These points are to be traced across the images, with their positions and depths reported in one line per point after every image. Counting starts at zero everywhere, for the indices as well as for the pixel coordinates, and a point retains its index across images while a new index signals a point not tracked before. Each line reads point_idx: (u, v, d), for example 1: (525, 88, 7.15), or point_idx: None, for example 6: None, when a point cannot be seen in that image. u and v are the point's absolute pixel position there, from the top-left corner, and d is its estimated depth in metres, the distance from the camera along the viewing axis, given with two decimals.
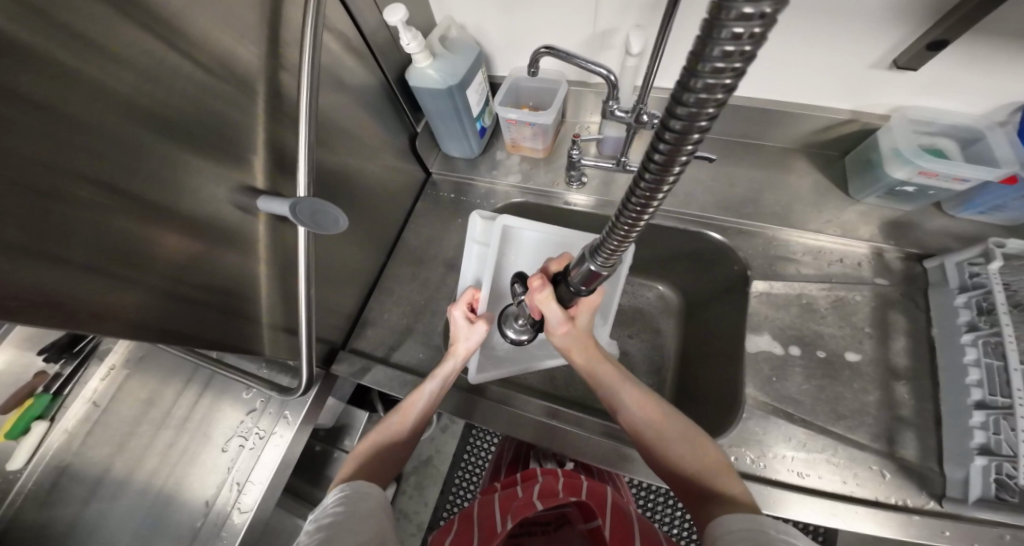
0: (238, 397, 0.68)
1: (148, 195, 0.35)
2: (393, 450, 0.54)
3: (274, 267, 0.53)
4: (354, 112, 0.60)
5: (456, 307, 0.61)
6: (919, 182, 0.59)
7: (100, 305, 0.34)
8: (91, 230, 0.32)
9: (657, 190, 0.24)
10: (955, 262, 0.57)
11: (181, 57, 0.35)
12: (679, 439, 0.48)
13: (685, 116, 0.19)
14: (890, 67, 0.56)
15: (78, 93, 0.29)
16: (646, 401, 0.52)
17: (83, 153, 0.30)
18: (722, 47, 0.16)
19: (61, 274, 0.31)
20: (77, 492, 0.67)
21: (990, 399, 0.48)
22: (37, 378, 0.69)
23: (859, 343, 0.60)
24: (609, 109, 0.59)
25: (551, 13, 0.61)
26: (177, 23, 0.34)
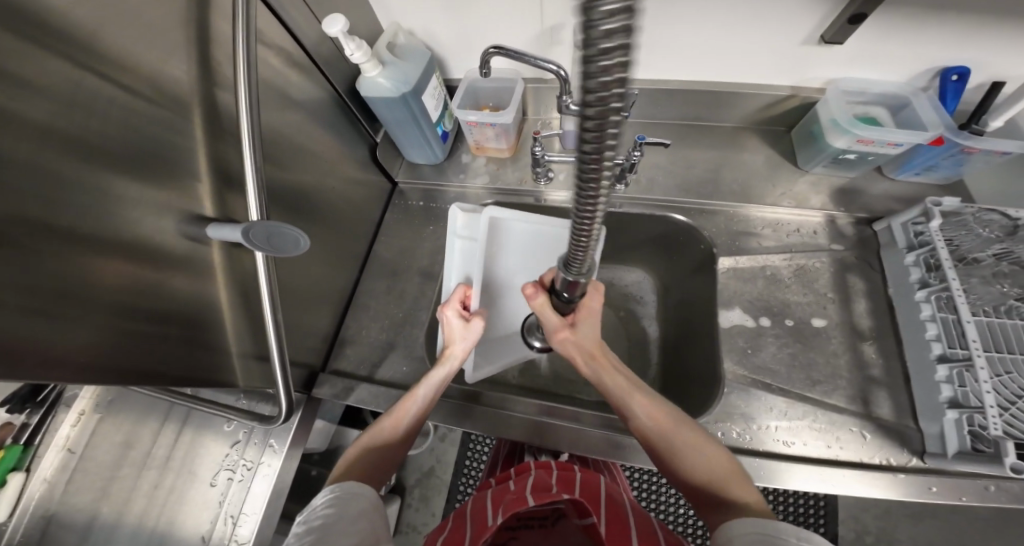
0: (219, 430, 0.66)
1: (81, 230, 0.34)
2: (387, 454, 0.52)
3: (237, 293, 0.52)
4: (306, 128, 0.59)
5: (449, 308, 0.63)
6: (858, 149, 0.62)
7: (41, 350, 0.32)
8: (21, 271, 0.31)
9: (598, 178, 0.25)
10: (899, 223, 0.60)
11: (102, 81, 0.34)
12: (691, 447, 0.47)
13: (597, 102, 0.20)
14: (820, 42, 0.58)
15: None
16: (653, 400, 0.51)
17: (6, 191, 0.29)
18: (602, 28, 0.18)
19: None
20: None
21: (951, 352, 0.50)
22: (3, 430, 0.68)
23: (824, 308, 0.62)
24: (564, 104, 0.59)
25: (494, 12, 0.62)
26: (92, 47, 0.33)
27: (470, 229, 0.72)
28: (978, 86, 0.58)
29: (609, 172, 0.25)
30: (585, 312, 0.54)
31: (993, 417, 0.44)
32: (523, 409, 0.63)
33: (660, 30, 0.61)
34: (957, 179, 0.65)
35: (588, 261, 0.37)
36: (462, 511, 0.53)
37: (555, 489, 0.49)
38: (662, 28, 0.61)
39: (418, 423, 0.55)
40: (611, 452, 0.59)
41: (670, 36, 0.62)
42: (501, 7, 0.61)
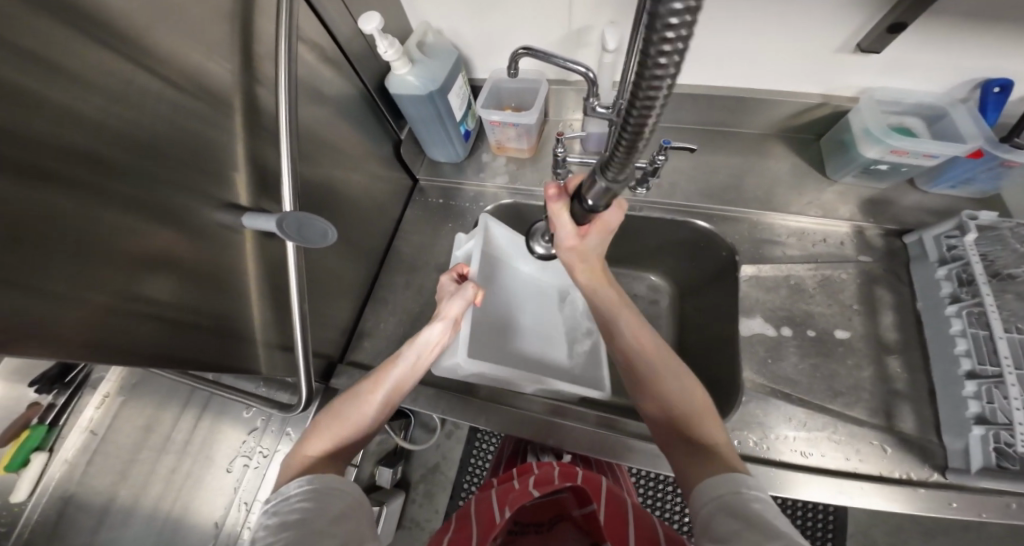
0: (238, 417, 0.68)
1: (126, 219, 0.35)
2: (360, 427, 0.51)
3: (264, 283, 0.53)
4: (334, 124, 0.60)
5: (445, 276, 0.64)
6: (891, 160, 0.61)
7: (85, 332, 0.34)
8: (71, 257, 0.32)
9: (640, 136, 0.29)
10: (932, 236, 0.59)
11: (150, 76, 0.35)
12: (676, 380, 0.47)
13: (649, 81, 0.24)
14: (854, 50, 0.57)
15: (46, 121, 0.29)
16: (642, 336, 0.51)
17: (57, 179, 0.30)
18: (662, 31, 0.21)
19: (47, 304, 0.31)
20: (84, 522, 0.66)
21: (980, 369, 0.49)
22: (31, 410, 0.71)
23: (849, 320, 0.61)
24: (590, 106, 0.59)
25: (524, 13, 0.62)
26: (140, 42, 0.34)
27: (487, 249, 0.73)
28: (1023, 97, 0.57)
29: (652, 129, 0.28)
30: (597, 226, 0.50)
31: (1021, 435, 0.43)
32: (537, 409, 0.63)
33: (692, 34, 0.61)
34: (993, 193, 0.64)
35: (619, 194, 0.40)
36: (466, 511, 0.53)
37: (558, 480, 0.50)
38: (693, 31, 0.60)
39: (396, 396, 0.54)
40: (624, 455, 0.59)
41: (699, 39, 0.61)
42: (532, 9, 0.61)
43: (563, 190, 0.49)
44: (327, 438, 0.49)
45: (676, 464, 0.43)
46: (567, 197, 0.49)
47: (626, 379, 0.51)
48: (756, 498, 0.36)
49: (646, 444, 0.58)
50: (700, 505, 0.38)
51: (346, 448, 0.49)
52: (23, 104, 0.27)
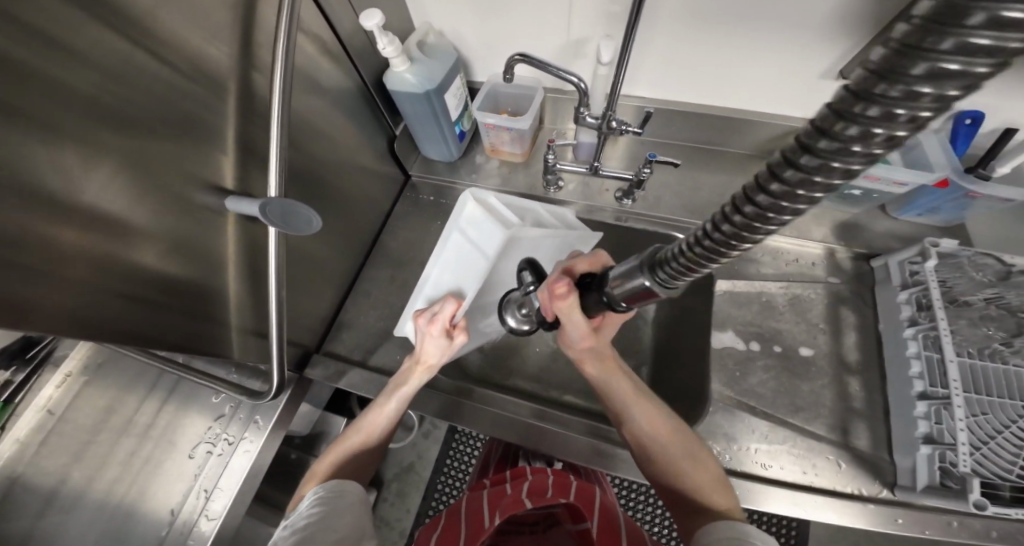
0: (206, 403, 0.66)
1: (109, 195, 0.35)
2: (359, 466, 0.53)
3: (245, 266, 0.53)
4: (330, 114, 0.60)
5: (433, 324, 0.55)
6: (864, 185, 0.64)
7: (58, 309, 0.33)
8: (48, 232, 0.31)
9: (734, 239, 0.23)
10: (897, 261, 0.62)
11: (147, 53, 0.35)
12: (689, 460, 0.48)
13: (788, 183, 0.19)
14: (837, 77, 0.60)
15: (37, 93, 0.29)
16: (653, 414, 0.52)
17: (46, 150, 0.30)
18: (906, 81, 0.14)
19: (22, 278, 0.30)
20: (27, 507, 0.63)
21: (931, 390, 0.52)
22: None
23: (815, 338, 0.64)
24: (580, 115, 0.61)
25: (525, 21, 0.64)
26: (140, 19, 0.34)
27: (481, 238, 0.65)
28: (991, 131, 0.61)
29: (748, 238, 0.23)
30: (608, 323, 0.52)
31: (962, 454, 0.46)
32: (514, 409, 0.64)
33: (686, 55, 0.63)
34: (956, 223, 0.67)
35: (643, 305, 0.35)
36: (455, 510, 0.57)
37: (550, 492, 0.53)
38: (686, 51, 0.63)
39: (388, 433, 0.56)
40: (595, 458, 0.60)
41: (690, 60, 0.64)
42: (534, 18, 0.63)
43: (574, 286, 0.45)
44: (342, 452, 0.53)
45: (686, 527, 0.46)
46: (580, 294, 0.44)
47: (637, 453, 0.52)
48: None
49: (628, 455, 0.59)
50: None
51: (359, 461, 0.53)
52: (13, 73, 0.28)
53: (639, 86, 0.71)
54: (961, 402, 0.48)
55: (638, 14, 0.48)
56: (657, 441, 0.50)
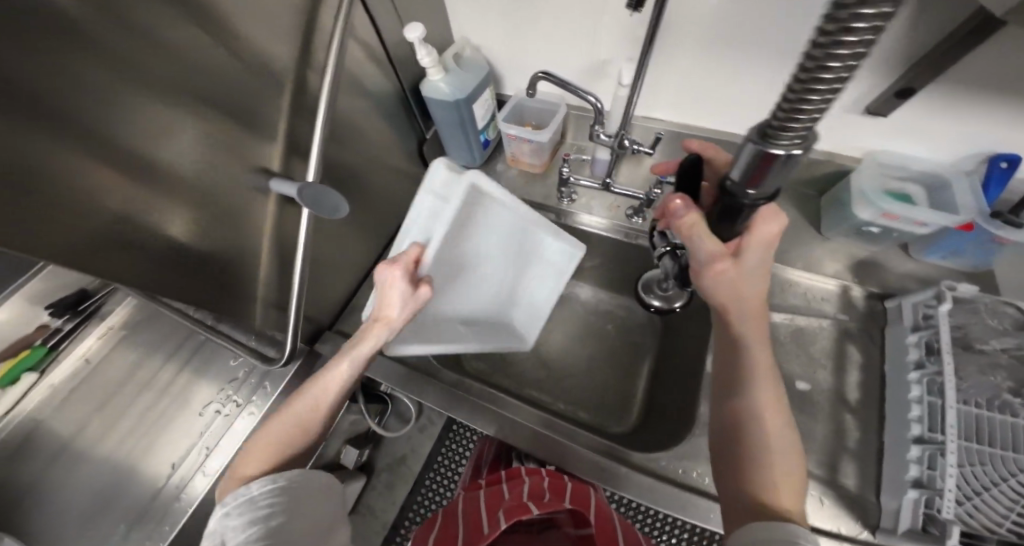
0: (224, 365, 0.72)
1: (167, 172, 0.40)
2: (306, 433, 0.50)
3: (276, 243, 0.58)
4: (370, 114, 0.66)
5: (398, 268, 0.54)
6: (883, 223, 0.64)
7: (112, 266, 0.37)
8: (117, 196, 0.36)
9: (783, 134, 0.28)
10: (911, 303, 0.61)
11: (221, 49, 0.41)
12: (786, 457, 0.45)
13: (801, 87, 0.24)
14: (863, 111, 0.61)
15: (130, 75, 0.34)
16: (768, 388, 0.48)
17: (129, 129, 0.35)
18: (839, 27, 0.20)
19: (90, 234, 0.34)
20: (45, 449, 0.68)
21: (928, 435, 0.51)
22: (37, 331, 0.73)
23: (815, 373, 0.64)
24: (594, 132, 0.64)
25: (556, 41, 0.68)
26: (220, 20, 0.40)
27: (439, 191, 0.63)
28: None
29: (804, 131, 0.27)
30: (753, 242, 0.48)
31: (947, 500, 0.45)
32: (519, 414, 0.66)
33: (708, 84, 0.66)
34: (983, 268, 0.65)
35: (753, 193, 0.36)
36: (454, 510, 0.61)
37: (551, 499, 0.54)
38: (709, 79, 0.65)
39: (343, 397, 0.52)
40: (579, 465, 0.62)
41: (711, 87, 0.67)
42: (564, 39, 0.67)
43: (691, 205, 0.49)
44: (289, 424, 0.49)
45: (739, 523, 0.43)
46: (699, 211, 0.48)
47: (728, 432, 0.49)
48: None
49: (630, 472, 0.61)
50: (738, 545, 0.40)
51: (302, 433, 0.49)
52: (113, 63, 0.33)
53: (660, 108, 0.74)
54: (955, 449, 0.47)
55: (654, 38, 0.51)
56: (752, 427, 0.47)
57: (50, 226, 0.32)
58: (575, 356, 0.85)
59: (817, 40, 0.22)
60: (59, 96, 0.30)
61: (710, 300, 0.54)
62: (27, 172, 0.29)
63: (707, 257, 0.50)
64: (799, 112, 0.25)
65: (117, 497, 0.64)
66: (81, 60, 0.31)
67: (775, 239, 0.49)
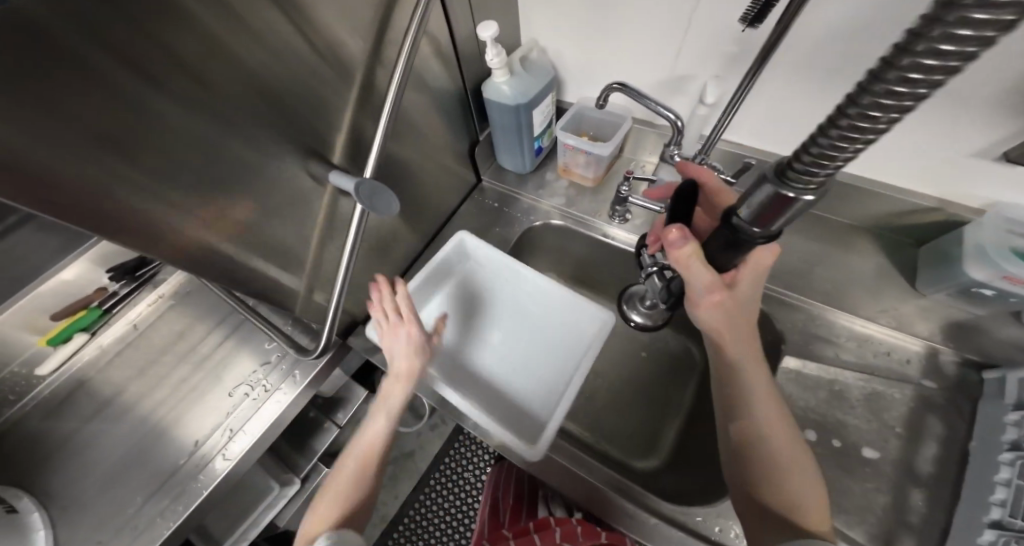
0: (259, 346, 0.71)
1: (244, 156, 0.40)
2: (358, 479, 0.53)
3: (325, 238, 0.56)
4: (430, 112, 0.63)
5: (410, 326, 0.58)
6: (999, 286, 0.56)
7: (178, 240, 0.37)
8: (195, 174, 0.36)
9: (823, 163, 0.26)
10: (1016, 378, 0.54)
11: (300, 35, 0.39)
12: (808, 480, 0.45)
13: (854, 115, 0.23)
14: (997, 159, 0.54)
15: (222, 61, 0.34)
16: (774, 417, 0.47)
17: (217, 110, 0.35)
18: (929, 48, 0.19)
19: (163, 206, 0.35)
20: (82, 409, 0.66)
21: (1008, 522, 0.46)
22: (96, 293, 0.69)
23: (884, 442, 0.58)
24: (668, 152, 0.59)
25: (633, 50, 0.63)
26: (305, 7, 0.38)
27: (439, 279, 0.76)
28: None
29: (842, 161, 0.26)
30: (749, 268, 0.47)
31: None
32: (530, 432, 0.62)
33: (801, 112, 0.61)
34: None
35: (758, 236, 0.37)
36: None
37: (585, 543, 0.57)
38: (802, 106, 0.60)
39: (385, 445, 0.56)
40: (598, 499, 0.58)
41: (801, 113, 0.61)
42: (644, 53, 0.62)
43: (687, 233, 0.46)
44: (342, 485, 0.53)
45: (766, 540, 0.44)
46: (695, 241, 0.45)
47: (740, 465, 0.48)
48: None
49: (655, 520, 0.56)
50: None
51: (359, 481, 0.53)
52: (210, 43, 0.33)
53: (739, 132, 0.69)
54: None
55: (765, 59, 0.45)
56: (776, 457, 0.46)
57: (126, 196, 0.32)
58: (608, 383, 0.80)
59: (868, 83, 0.22)
60: (157, 77, 0.30)
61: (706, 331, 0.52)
62: (112, 144, 0.30)
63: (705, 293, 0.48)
64: (845, 141, 0.24)
65: (144, 465, 0.62)
66: (178, 34, 0.30)
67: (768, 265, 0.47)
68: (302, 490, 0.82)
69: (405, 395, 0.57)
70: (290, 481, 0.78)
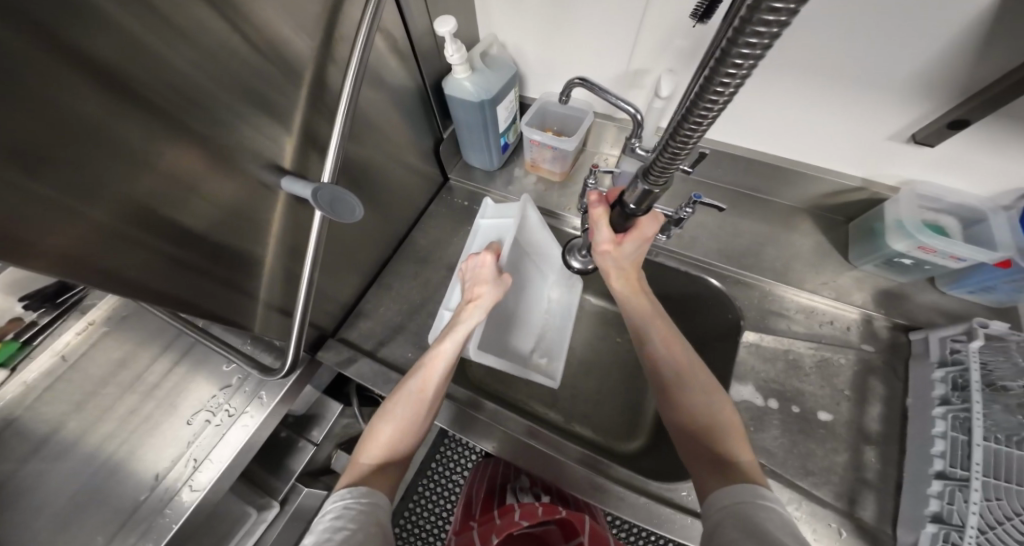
0: (217, 369, 0.66)
1: (179, 163, 0.37)
2: (408, 422, 0.52)
3: (285, 242, 0.54)
4: (389, 111, 0.62)
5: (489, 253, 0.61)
6: (915, 255, 0.62)
7: (110, 261, 0.35)
8: (123, 189, 0.34)
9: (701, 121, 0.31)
10: (939, 337, 0.61)
11: (239, 36, 0.38)
12: (704, 407, 0.51)
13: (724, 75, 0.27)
14: (908, 140, 0.60)
15: (141, 63, 0.32)
16: (672, 342, 0.57)
17: (141, 117, 0.33)
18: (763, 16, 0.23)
19: (89, 224, 0.32)
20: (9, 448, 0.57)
21: (950, 471, 0.51)
22: (9, 324, 0.61)
23: (837, 404, 0.63)
24: (631, 145, 0.60)
25: (587, 48, 0.65)
26: (240, 6, 0.37)
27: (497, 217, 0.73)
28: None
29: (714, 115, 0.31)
30: (634, 235, 0.56)
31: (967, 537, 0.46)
32: (511, 426, 0.63)
33: (744, 101, 0.65)
34: (1011, 305, 0.64)
35: (656, 200, 0.46)
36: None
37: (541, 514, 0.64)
38: (746, 98, 0.64)
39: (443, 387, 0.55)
40: (561, 474, 0.60)
41: (747, 102, 0.65)
42: (597, 47, 0.64)
43: (605, 203, 0.57)
44: (403, 413, 0.53)
45: (699, 475, 0.47)
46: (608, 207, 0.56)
47: (663, 401, 0.55)
48: (775, 506, 0.41)
49: (622, 491, 0.58)
50: (709, 513, 0.44)
51: (413, 413, 0.53)
52: (124, 43, 0.31)
53: None
54: (979, 485, 0.47)
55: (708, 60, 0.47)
56: (680, 385, 0.54)
57: (41, 214, 0.29)
58: (581, 371, 0.83)
59: (739, 27, 0.24)
60: (62, 79, 0.28)
61: (609, 280, 0.61)
62: (15, 158, 0.27)
63: (605, 248, 0.58)
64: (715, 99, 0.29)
65: (96, 511, 0.56)
66: (86, 34, 0.28)
67: (650, 235, 0.58)
68: (285, 511, 0.77)
69: (479, 320, 0.58)
70: (268, 504, 0.75)
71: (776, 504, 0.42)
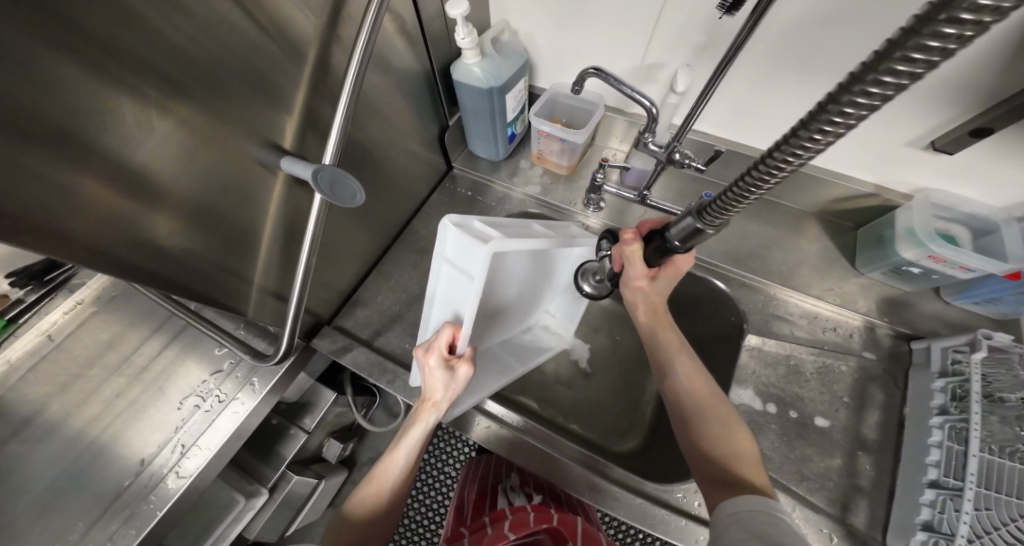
0: (208, 353, 0.64)
1: (175, 136, 0.35)
2: (370, 521, 0.52)
3: (281, 226, 0.53)
4: (395, 95, 0.60)
5: (431, 355, 0.50)
6: (925, 264, 0.62)
7: (96, 235, 0.33)
8: (112, 158, 0.32)
9: (781, 168, 0.28)
10: (941, 347, 0.60)
11: (240, 9, 0.36)
12: (719, 434, 0.50)
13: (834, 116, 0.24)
14: (926, 147, 0.59)
15: (134, 29, 0.30)
16: (699, 382, 0.55)
17: (137, 84, 0.31)
18: (923, 41, 0.20)
19: (75, 195, 0.30)
20: None
21: (944, 480, 0.52)
22: None
23: (835, 411, 0.63)
24: (643, 140, 0.58)
25: (602, 39, 0.63)
26: None
27: (463, 259, 0.53)
28: None
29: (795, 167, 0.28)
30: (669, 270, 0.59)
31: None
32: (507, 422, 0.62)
33: (758, 102, 0.64)
34: (1014, 317, 0.64)
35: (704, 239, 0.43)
36: None
37: (532, 523, 0.62)
38: (761, 97, 0.63)
39: (402, 483, 0.54)
40: (558, 473, 0.60)
41: (764, 101, 0.63)
42: (614, 40, 0.62)
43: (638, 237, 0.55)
44: (361, 512, 0.53)
45: (712, 499, 0.46)
46: (643, 242, 0.54)
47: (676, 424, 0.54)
48: (785, 514, 0.41)
49: (618, 491, 0.58)
50: (717, 524, 0.43)
51: (369, 516, 0.52)
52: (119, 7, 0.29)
53: (705, 122, 0.71)
54: (972, 495, 0.47)
55: (729, 63, 0.45)
56: (694, 409, 0.53)
57: (22, 183, 0.27)
58: (579, 368, 0.82)
59: (861, 73, 0.22)
60: (56, 45, 0.26)
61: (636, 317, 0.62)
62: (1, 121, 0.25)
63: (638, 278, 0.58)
64: (807, 145, 0.26)
65: (79, 493, 0.55)
66: None
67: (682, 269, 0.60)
68: (274, 498, 0.77)
69: (433, 422, 0.53)
70: (258, 491, 0.72)
71: (779, 511, 0.41)
